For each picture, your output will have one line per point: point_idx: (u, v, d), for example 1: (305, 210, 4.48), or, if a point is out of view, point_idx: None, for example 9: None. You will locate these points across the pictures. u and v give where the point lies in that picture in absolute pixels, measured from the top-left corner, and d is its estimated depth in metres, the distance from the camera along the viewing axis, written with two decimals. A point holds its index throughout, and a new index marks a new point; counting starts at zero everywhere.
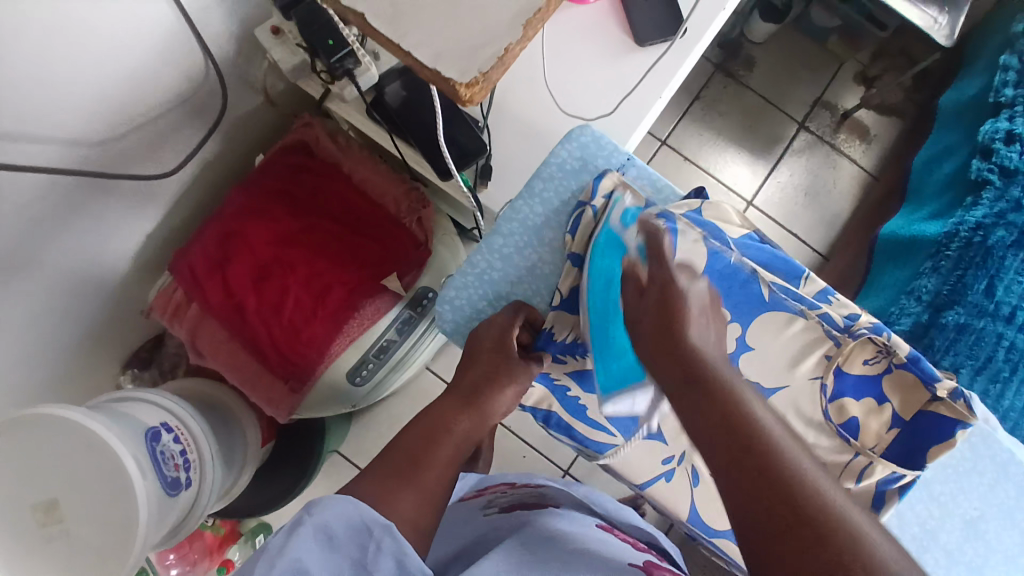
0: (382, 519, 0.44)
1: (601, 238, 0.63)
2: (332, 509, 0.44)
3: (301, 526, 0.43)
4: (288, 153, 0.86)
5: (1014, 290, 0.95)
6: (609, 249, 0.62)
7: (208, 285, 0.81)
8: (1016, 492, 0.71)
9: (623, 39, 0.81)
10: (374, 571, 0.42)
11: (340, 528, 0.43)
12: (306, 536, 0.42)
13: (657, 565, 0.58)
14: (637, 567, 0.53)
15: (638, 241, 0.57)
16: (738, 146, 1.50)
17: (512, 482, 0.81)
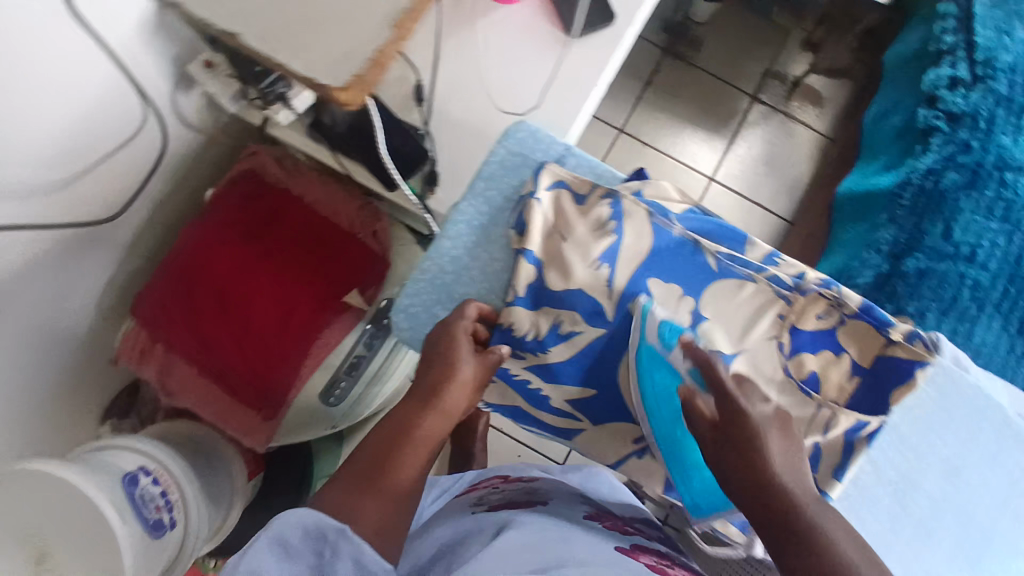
0: (336, 524, 0.44)
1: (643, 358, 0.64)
2: (288, 519, 0.44)
3: (257, 540, 0.43)
4: (237, 184, 0.86)
5: (969, 231, 0.97)
6: (654, 367, 0.63)
7: (172, 326, 0.83)
8: (989, 428, 0.71)
9: (554, 32, 0.80)
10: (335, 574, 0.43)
11: (295, 537, 0.44)
12: (262, 547, 0.43)
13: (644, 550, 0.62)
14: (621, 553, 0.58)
15: (689, 366, 0.61)
16: (693, 125, 1.51)
17: (504, 477, 0.84)
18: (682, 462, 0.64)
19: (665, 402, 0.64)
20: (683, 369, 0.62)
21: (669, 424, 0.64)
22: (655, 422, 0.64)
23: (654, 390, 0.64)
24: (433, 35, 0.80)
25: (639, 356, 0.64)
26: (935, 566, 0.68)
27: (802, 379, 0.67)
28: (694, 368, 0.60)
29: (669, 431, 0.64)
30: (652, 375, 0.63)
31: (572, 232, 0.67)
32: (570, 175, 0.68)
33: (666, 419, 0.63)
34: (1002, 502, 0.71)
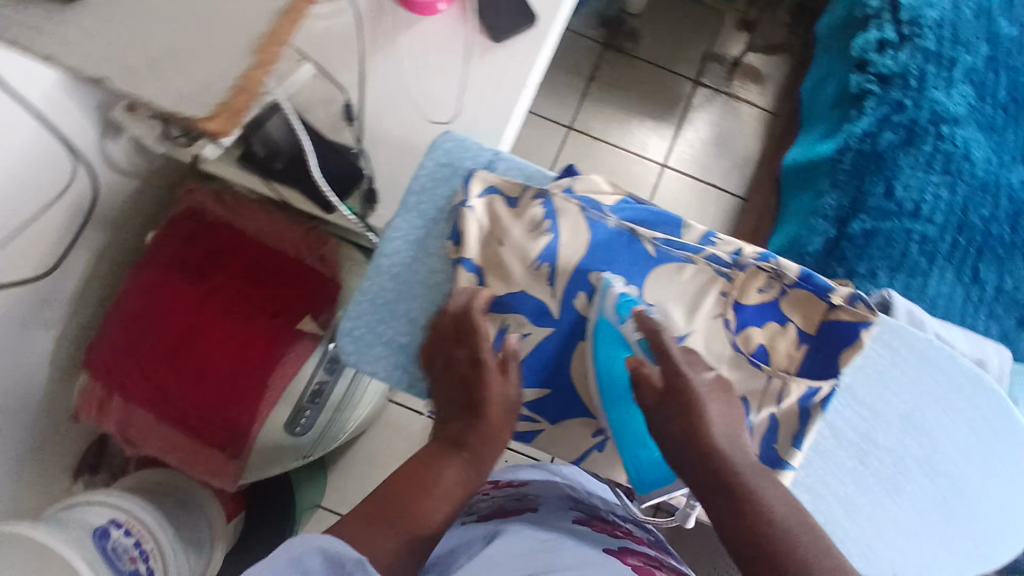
0: (356, 557, 0.47)
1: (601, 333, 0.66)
2: (314, 541, 0.47)
3: (286, 549, 0.47)
4: (177, 227, 0.87)
5: (911, 185, 0.99)
6: (608, 339, 0.66)
7: (125, 375, 0.82)
8: (941, 378, 0.71)
9: (475, 38, 0.80)
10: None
11: (316, 560, 0.46)
12: (289, 556, 0.46)
13: (633, 551, 0.64)
14: (610, 553, 0.60)
15: (638, 337, 0.65)
16: (641, 115, 1.53)
17: (495, 484, 0.85)
18: (628, 429, 0.67)
19: (617, 373, 0.66)
20: (633, 340, 0.65)
21: (618, 394, 0.67)
22: (608, 392, 0.66)
23: (608, 362, 0.66)
24: (354, 50, 0.77)
25: (596, 329, 0.66)
26: (902, 520, 0.70)
27: (751, 351, 0.68)
28: (643, 339, 0.64)
29: (619, 401, 0.67)
30: (607, 346, 0.66)
31: (508, 236, 0.67)
32: (501, 180, 0.68)
33: (619, 390, 0.66)
34: (960, 448, 0.72)
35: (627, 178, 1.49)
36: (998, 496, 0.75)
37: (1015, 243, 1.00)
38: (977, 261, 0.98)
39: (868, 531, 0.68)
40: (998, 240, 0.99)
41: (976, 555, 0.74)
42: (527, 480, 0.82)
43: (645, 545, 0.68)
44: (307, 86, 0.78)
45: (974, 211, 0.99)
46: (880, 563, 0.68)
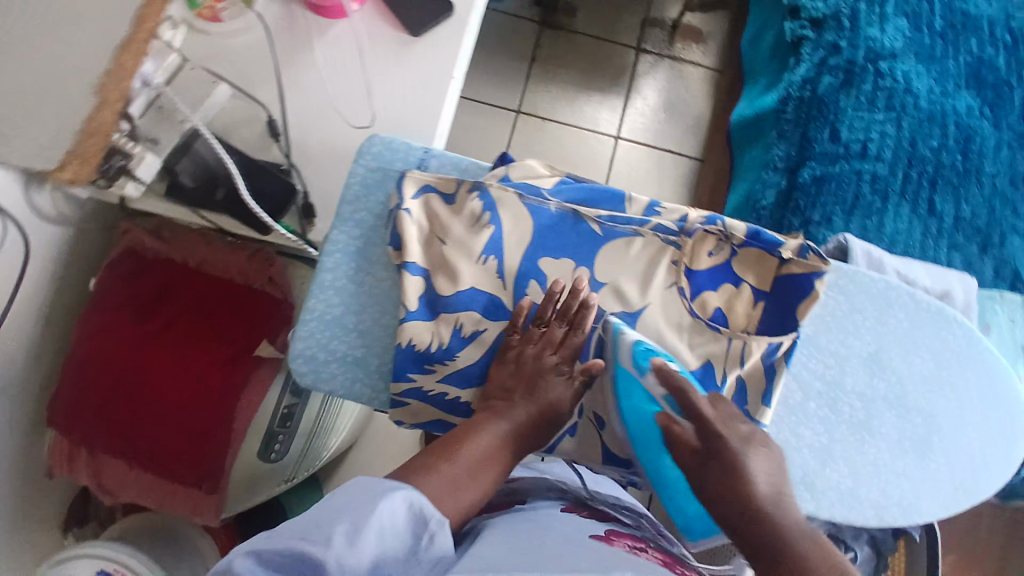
0: (439, 515, 0.48)
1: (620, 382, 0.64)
2: (398, 497, 0.47)
3: (379, 502, 0.46)
4: (116, 266, 0.83)
5: (856, 126, 0.97)
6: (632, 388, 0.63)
7: (88, 426, 0.80)
8: (904, 316, 0.70)
9: (394, 36, 0.78)
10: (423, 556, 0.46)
11: (402, 514, 0.47)
12: (381, 511, 0.45)
13: (617, 533, 0.65)
14: (598, 538, 0.61)
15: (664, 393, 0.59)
16: (588, 90, 1.49)
17: None
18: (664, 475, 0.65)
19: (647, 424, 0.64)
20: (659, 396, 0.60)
21: (649, 444, 0.65)
22: (640, 445, 0.65)
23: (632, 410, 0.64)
24: (268, 68, 0.77)
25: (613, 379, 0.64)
26: (884, 462, 0.69)
27: (710, 316, 0.68)
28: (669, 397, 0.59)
29: (651, 451, 0.65)
30: (630, 396, 0.64)
31: (449, 233, 0.66)
32: (435, 178, 0.67)
33: (650, 441, 0.64)
34: (933, 383, 0.70)
35: (583, 155, 1.46)
36: (987, 426, 0.72)
37: (967, 169, 1.00)
38: (932, 193, 0.98)
39: (844, 475, 0.68)
40: (951, 168, 0.99)
41: (973, 491, 0.71)
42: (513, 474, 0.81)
43: (627, 526, 0.69)
44: (227, 106, 0.76)
45: (923, 143, 0.98)
46: (862, 506, 0.68)
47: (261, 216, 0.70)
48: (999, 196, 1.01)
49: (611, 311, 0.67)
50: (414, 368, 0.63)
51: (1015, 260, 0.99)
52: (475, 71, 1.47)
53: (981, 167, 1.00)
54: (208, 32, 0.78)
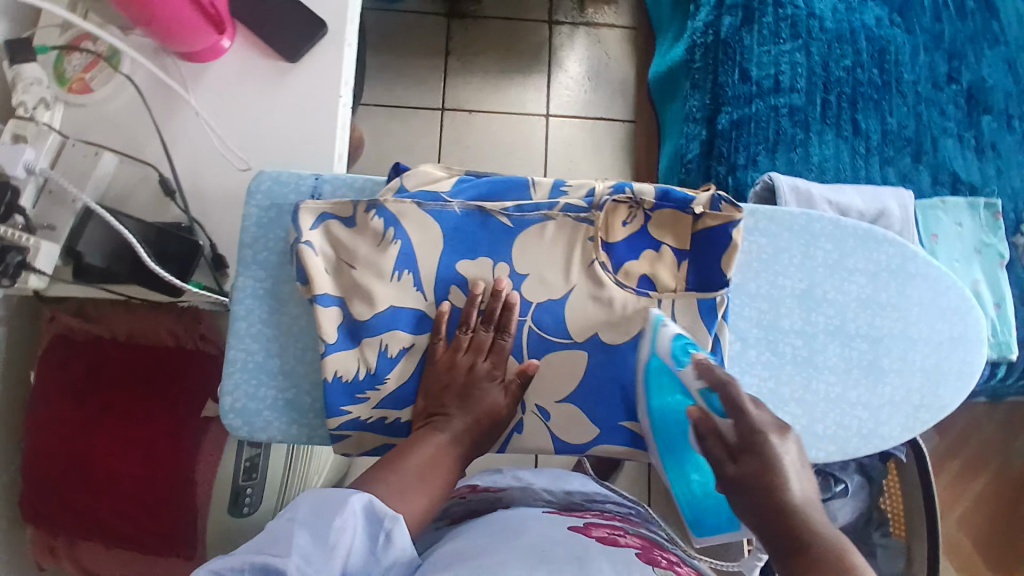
0: (391, 512, 0.49)
1: (654, 369, 0.63)
2: (356, 504, 0.49)
3: (345, 505, 0.48)
4: (47, 355, 0.82)
5: (764, 62, 0.96)
6: (663, 379, 0.62)
7: (55, 516, 0.79)
8: (830, 245, 0.69)
9: (273, 67, 0.77)
10: (383, 557, 0.48)
11: (361, 521, 0.48)
12: (345, 512, 0.47)
13: (598, 524, 0.64)
14: (575, 529, 0.60)
15: (700, 386, 0.55)
16: (509, 74, 1.45)
17: (472, 487, 0.80)
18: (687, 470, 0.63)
19: (676, 419, 0.62)
20: (695, 390, 0.56)
21: (674, 440, 0.63)
22: (666, 440, 0.63)
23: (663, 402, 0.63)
24: (150, 127, 0.76)
25: (647, 369, 0.64)
26: (835, 393, 0.68)
27: (636, 284, 0.67)
28: (708, 391, 0.54)
29: (678, 448, 0.63)
30: (661, 388, 0.63)
31: (356, 256, 0.64)
32: (331, 204, 0.65)
33: (676, 436, 0.62)
34: (872, 306, 0.69)
35: (517, 140, 1.42)
36: (941, 337, 0.70)
37: (886, 82, 0.98)
38: (854, 113, 0.96)
39: (798, 415, 0.68)
40: (869, 84, 0.98)
41: (938, 407, 0.70)
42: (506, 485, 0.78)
43: (613, 519, 0.68)
44: (117, 174, 0.75)
45: (836, 64, 0.97)
46: (820, 441, 0.68)
47: (163, 274, 0.69)
48: (924, 101, 0.99)
49: (536, 300, 0.66)
50: (349, 399, 0.63)
51: (950, 163, 0.98)
52: (389, 77, 1.43)
53: (900, 76, 0.99)
54: (82, 104, 0.76)
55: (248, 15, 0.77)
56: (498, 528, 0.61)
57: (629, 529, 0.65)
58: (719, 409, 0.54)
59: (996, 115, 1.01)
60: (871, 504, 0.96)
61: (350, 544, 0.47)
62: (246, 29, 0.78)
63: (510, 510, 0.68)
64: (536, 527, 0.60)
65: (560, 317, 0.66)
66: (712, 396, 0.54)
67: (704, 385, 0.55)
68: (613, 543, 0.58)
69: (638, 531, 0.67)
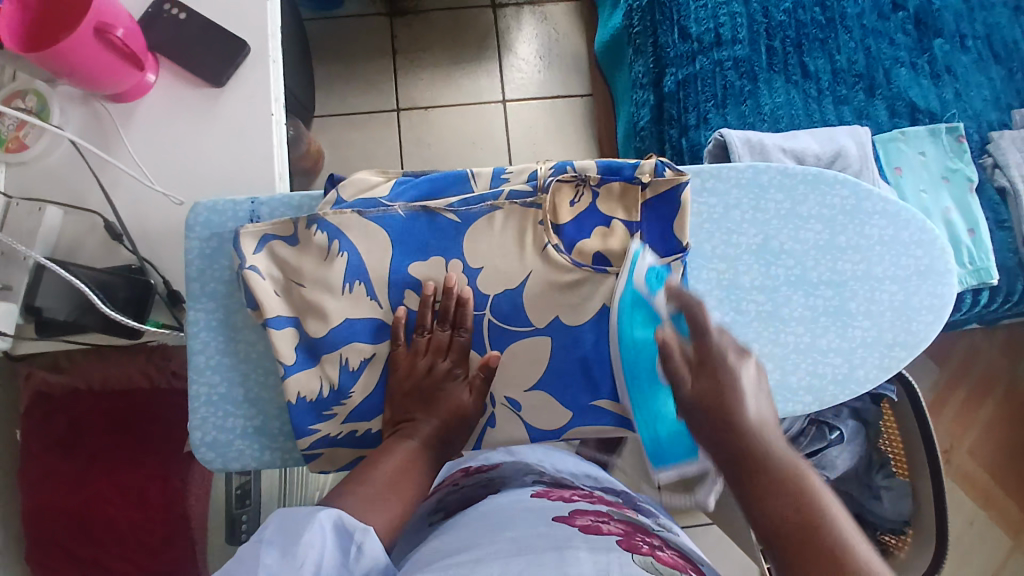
0: (361, 524, 0.49)
1: (626, 300, 0.63)
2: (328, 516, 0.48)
3: (319, 513, 0.48)
4: (27, 416, 0.82)
5: (702, 17, 0.94)
6: (633, 312, 0.63)
7: (59, 568, 0.79)
8: (781, 195, 0.68)
9: (204, 95, 0.76)
10: (355, 569, 0.47)
11: (337, 535, 0.48)
12: (322, 519, 0.47)
13: (584, 511, 0.61)
14: (560, 518, 0.58)
15: (673, 311, 0.61)
16: (460, 65, 1.43)
17: (464, 469, 0.78)
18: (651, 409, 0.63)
19: (645, 354, 0.63)
20: (665, 313, 0.61)
21: (642, 379, 0.63)
22: (633, 382, 0.64)
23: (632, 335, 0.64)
24: (89, 175, 0.75)
25: (622, 302, 0.64)
26: (806, 343, 0.67)
27: (591, 262, 0.65)
28: (680, 315, 0.60)
29: (644, 390, 0.64)
30: (634, 321, 0.63)
31: (303, 274, 0.64)
32: (271, 226, 0.64)
33: (644, 372, 0.63)
34: (832, 251, 0.68)
35: (477, 130, 1.41)
36: (907, 272, 0.69)
37: (830, 19, 0.97)
38: (801, 57, 0.95)
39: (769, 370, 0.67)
40: (812, 24, 0.96)
41: (913, 343, 0.68)
42: (497, 465, 0.76)
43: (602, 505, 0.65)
44: (64, 226, 0.75)
45: (776, 9, 0.96)
46: (796, 394, 0.67)
47: (118, 317, 0.68)
48: (872, 33, 0.98)
49: (493, 294, 0.65)
50: (314, 417, 0.63)
51: (906, 92, 0.96)
52: (339, 86, 1.41)
53: (843, 12, 0.97)
54: (20, 162, 0.75)
55: (168, 46, 0.76)
56: (482, 522, 0.59)
57: (613, 514, 0.62)
58: (685, 332, 0.59)
59: (947, 37, 0.99)
60: (869, 447, 0.97)
61: (320, 557, 0.46)
62: (170, 61, 0.77)
63: (499, 496, 0.66)
64: (522, 519, 0.58)
65: (517, 306, 0.65)
66: (680, 320, 0.60)
67: (676, 307, 0.61)
68: (595, 531, 0.55)
69: (625, 517, 0.63)
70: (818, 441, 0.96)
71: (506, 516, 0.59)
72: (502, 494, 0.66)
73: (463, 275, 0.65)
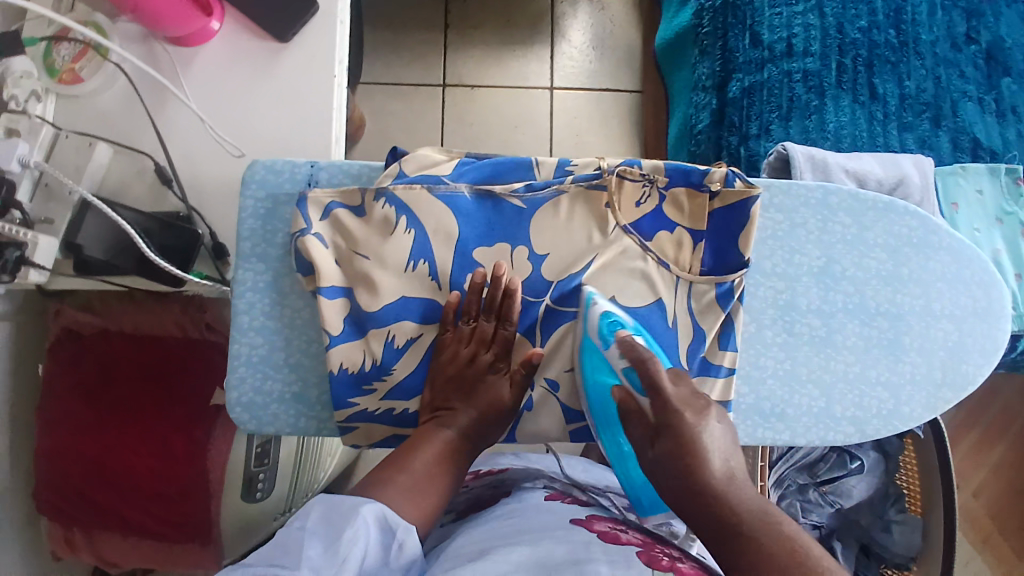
0: (403, 522, 0.49)
1: (585, 352, 0.62)
2: (370, 512, 0.47)
3: (361, 508, 0.47)
4: (56, 352, 0.82)
5: (777, 25, 0.91)
6: (596, 365, 0.62)
7: (75, 508, 0.79)
8: (849, 220, 0.67)
9: (267, 49, 0.75)
10: (394, 565, 0.47)
11: (377, 529, 0.47)
12: (365, 513, 0.47)
13: (599, 517, 0.60)
14: (578, 524, 0.57)
15: (624, 366, 0.58)
16: (511, 46, 1.41)
17: (475, 474, 0.78)
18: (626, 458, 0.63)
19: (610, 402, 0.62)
20: (620, 368, 0.59)
21: (613, 426, 0.63)
22: (605, 426, 0.63)
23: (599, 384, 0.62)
24: (143, 118, 0.74)
25: (582, 350, 0.63)
26: (855, 373, 0.66)
27: (659, 256, 0.64)
28: (630, 370, 0.57)
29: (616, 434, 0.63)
30: (595, 370, 0.62)
31: (363, 245, 0.63)
32: (338, 193, 0.64)
33: (612, 418, 0.63)
34: (893, 283, 0.67)
35: (522, 114, 1.39)
36: (964, 311, 0.68)
37: (903, 42, 0.94)
38: (870, 77, 0.93)
39: (815, 397, 0.66)
40: (885, 45, 0.94)
41: (960, 384, 0.68)
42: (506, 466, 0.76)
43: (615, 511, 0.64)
44: (112, 166, 0.74)
45: (850, 26, 0.93)
46: (839, 424, 0.66)
47: (161, 263, 0.67)
48: (943, 63, 0.95)
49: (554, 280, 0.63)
50: (355, 392, 0.63)
51: (971, 127, 0.94)
52: (387, 56, 1.39)
53: (918, 37, 0.95)
54: (74, 96, 0.74)
55: None
56: (501, 527, 0.58)
57: (628, 521, 0.62)
58: (639, 388, 0.57)
59: (1017, 76, 0.97)
60: (887, 480, 0.95)
61: (363, 554, 0.45)
62: (235, 10, 0.75)
63: (514, 502, 0.65)
64: (538, 524, 0.57)
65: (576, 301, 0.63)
66: (633, 375, 0.58)
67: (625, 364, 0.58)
68: (613, 540, 0.54)
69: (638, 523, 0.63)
70: (836, 468, 0.95)
71: (529, 521, 0.58)
72: (515, 497, 0.66)
73: (521, 265, 0.63)
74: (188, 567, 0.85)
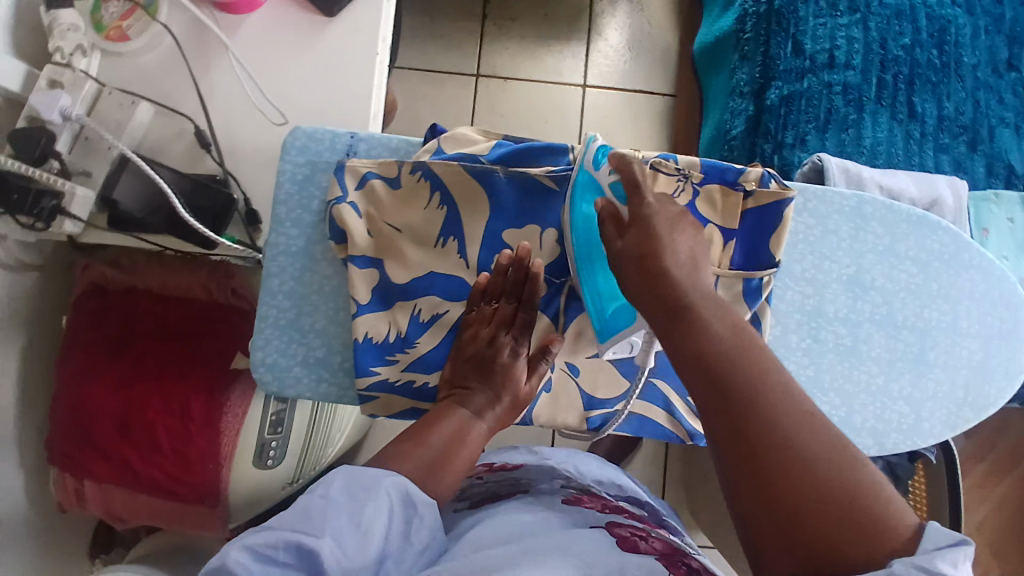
0: (426, 498, 0.48)
1: (577, 181, 0.60)
2: (393, 487, 0.47)
3: (384, 482, 0.47)
4: (82, 304, 0.84)
5: (819, 36, 0.91)
6: (585, 191, 0.61)
7: (86, 460, 0.79)
8: (883, 231, 0.66)
9: (312, 22, 0.76)
10: (416, 540, 0.47)
11: (400, 503, 0.47)
12: (387, 488, 0.47)
13: (620, 523, 0.59)
14: (599, 528, 0.56)
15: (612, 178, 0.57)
16: (546, 40, 1.41)
17: (489, 465, 0.78)
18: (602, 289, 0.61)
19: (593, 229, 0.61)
20: (606, 184, 0.58)
21: (593, 249, 0.61)
22: (584, 257, 0.61)
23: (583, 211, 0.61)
24: (186, 79, 0.75)
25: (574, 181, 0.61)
26: (878, 386, 0.66)
27: None
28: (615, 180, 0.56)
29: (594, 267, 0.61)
30: (583, 198, 0.61)
31: (397, 217, 0.64)
32: (376, 164, 0.64)
33: (592, 243, 0.61)
34: (922, 297, 0.67)
35: (552, 109, 1.38)
36: (991, 330, 0.68)
37: (945, 64, 0.93)
38: (910, 96, 0.92)
39: (836, 405, 0.65)
40: (927, 64, 0.93)
41: (981, 407, 0.67)
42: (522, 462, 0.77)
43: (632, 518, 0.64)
44: (151, 125, 0.75)
45: (894, 42, 0.93)
46: (858, 434, 0.66)
47: (195, 224, 0.68)
48: (983, 87, 0.94)
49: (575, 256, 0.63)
50: (378, 360, 0.63)
51: (1006, 154, 0.93)
52: (422, 42, 1.39)
53: (961, 59, 0.94)
54: (119, 53, 0.75)
55: None
56: (518, 522, 0.57)
57: (645, 527, 0.61)
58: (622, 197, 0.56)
59: None
60: None
61: (384, 529, 0.45)
62: None
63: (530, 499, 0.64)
64: (558, 525, 0.56)
65: None
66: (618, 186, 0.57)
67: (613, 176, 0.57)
68: (632, 547, 0.53)
69: (656, 533, 0.62)
70: None
71: (547, 520, 0.57)
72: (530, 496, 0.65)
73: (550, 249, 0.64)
74: (192, 528, 0.86)
